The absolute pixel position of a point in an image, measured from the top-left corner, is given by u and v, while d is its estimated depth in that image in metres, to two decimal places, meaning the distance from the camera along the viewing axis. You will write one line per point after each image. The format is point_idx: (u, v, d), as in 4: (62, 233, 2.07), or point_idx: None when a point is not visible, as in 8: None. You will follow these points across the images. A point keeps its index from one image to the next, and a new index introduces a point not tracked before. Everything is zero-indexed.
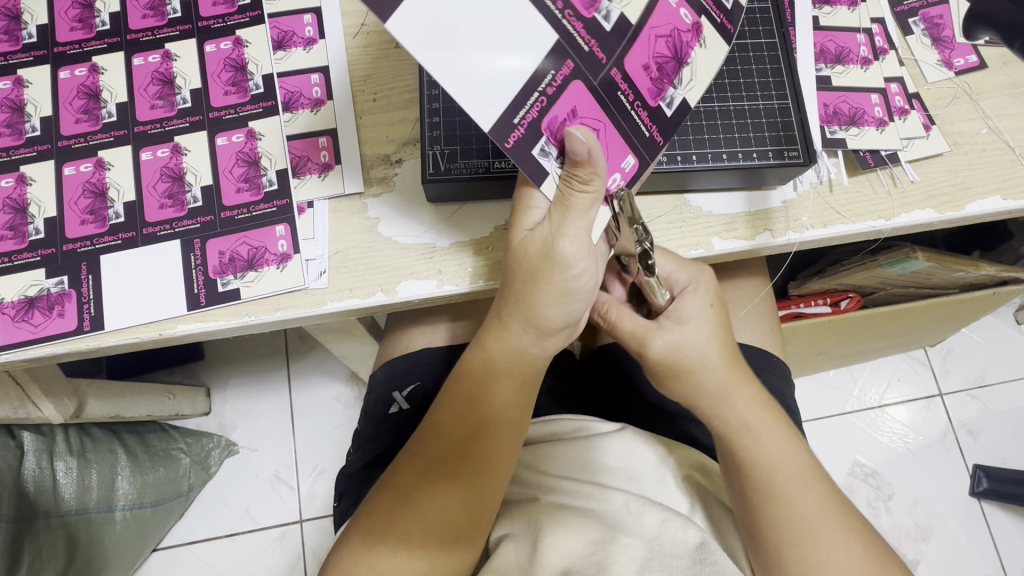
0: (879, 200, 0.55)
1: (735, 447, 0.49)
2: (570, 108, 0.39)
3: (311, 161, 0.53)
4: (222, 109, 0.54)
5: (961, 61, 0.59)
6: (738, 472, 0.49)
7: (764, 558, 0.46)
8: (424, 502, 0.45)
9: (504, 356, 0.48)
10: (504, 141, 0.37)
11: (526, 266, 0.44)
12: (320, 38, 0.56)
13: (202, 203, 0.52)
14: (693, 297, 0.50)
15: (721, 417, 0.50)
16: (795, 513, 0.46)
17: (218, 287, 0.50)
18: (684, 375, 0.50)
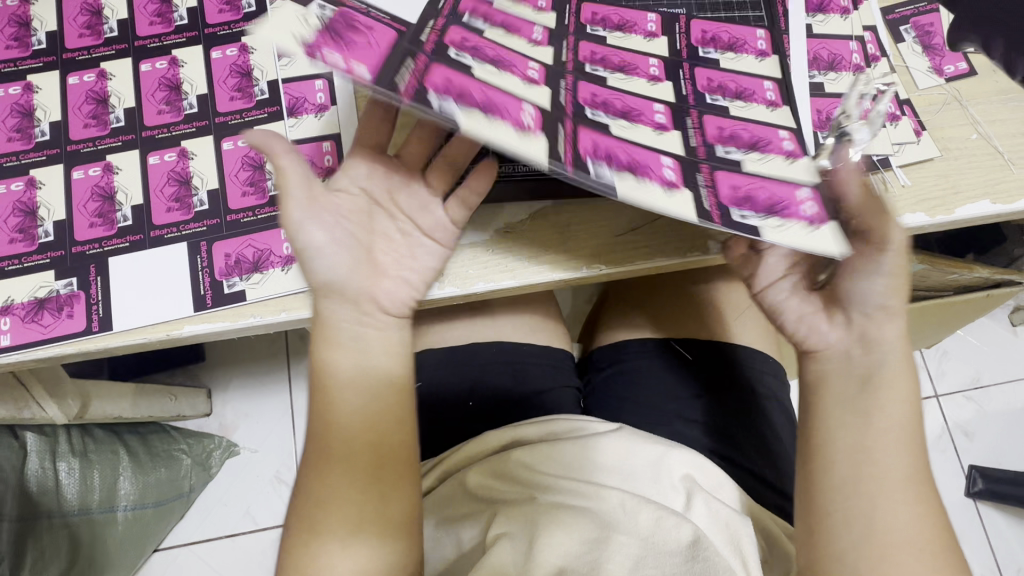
0: None
1: (870, 394, 0.45)
2: (373, 29, 0.40)
3: (315, 165, 0.54)
4: (228, 115, 0.55)
5: (951, 69, 0.61)
6: (852, 416, 0.45)
7: (836, 489, 0.44)
8: (336, 496, 0.47)
9: (336, 361, 0.48)
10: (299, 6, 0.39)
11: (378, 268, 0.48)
12: None
13: (208, 206, 0.53)
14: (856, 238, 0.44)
15: (866, 344, 0.46)
16: (884, 469, 0.44)
17: (224, 289, 0.51)
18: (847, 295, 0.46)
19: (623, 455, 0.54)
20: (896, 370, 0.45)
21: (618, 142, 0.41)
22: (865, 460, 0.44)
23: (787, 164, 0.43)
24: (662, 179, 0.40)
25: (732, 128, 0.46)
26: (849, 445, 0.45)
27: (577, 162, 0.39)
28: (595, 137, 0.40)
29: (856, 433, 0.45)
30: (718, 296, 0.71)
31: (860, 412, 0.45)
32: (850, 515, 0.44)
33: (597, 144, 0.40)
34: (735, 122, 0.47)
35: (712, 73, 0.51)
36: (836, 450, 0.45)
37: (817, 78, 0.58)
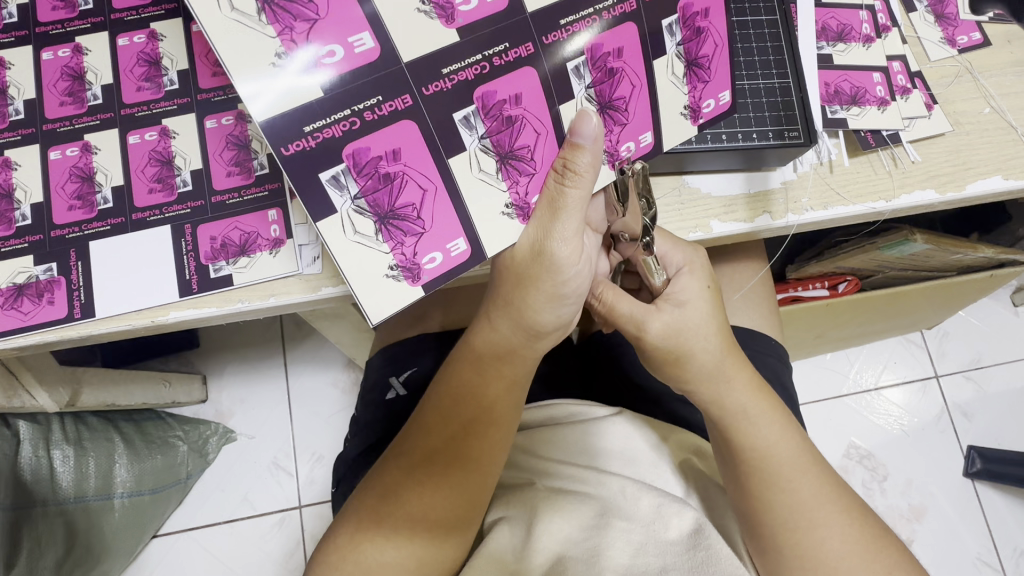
0: (879, 181, 0.54)
1: (732, 438, 0.49)
2: (513, 93, 0.42)
3: None
4: (210, 91, 0.53)
5: (964, 39, 0.58)
6: (732, 458, 0.49)
7: (755, 530, 0.47)
8: (412, 500, 0.46)
9: (492, 350, 0.49)
10: (423, 85, 0.39)
11: (516, 270, 0.46)
12: None
13: (192, 187, 0.51)
14: (689, 278, 0.51)
15: (716, 401, 0.50)
16: (789, 497, 0.46)
17: (211, 274, 0.50)
18: (684, 359, 0.50)
19: (623, 439, 0.53)
20: (756, 411, 0.49)
21: (511, 77, 0.41)
22: (779, 489, 0.47)
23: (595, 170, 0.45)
24: (523, 168, 0.43)
25: (633, 94, 0.45)
26: (737, 484, 0.48)
27: (454, 74, 0.40)
28: (494, 67, 0.40)
29: (754, 471, 0.47)
30: (720, 275, 0.68)
31: (734, 449, 0.49)
32: (777, 540, 0.46)
33: (500, 92, 0.41)
34: (548, 122, 0.43)
35: (625, 39, 0.43)
36: (734, 488, 0.49)
37: (824, 50, 0.56)
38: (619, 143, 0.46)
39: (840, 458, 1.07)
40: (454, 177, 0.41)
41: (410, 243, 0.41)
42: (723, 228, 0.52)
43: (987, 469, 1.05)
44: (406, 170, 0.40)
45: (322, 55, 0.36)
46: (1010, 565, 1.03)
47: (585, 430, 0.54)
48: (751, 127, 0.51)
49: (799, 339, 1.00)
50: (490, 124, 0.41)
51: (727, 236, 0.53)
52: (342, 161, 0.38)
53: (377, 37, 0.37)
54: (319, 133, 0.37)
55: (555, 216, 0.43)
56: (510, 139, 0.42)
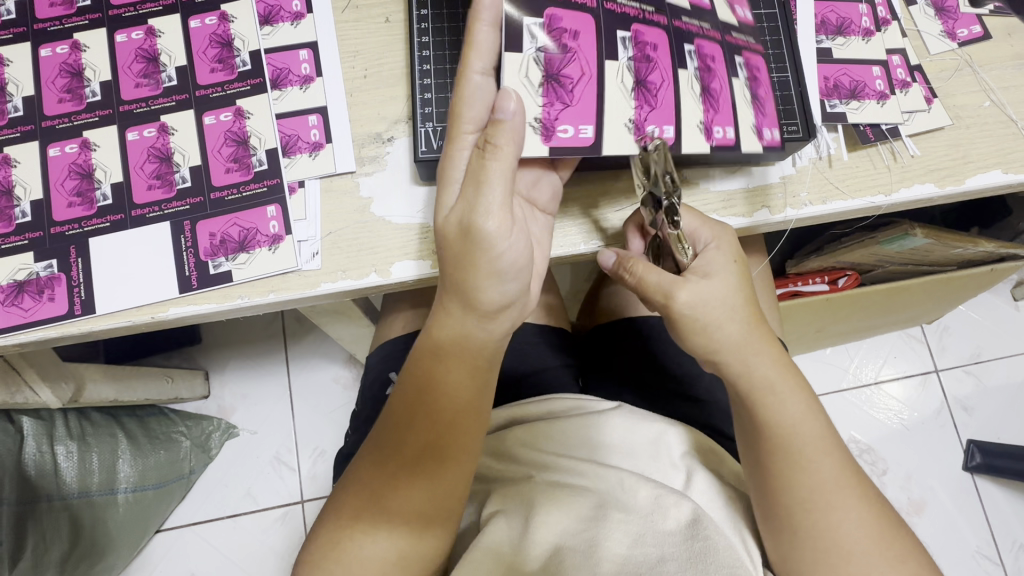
0: (878, 175, 0.54)
1: (759, 412, 0.49)
2: (654, 43, 0.48)
3: (301, 140, 0.52)
4: (209, 87, 0.53)
5: (965, 32, 0.58)
6: (757, 435, 0.49)
7: (771, 513, 0.47)
8: (381, 495, 0.47)
9: (447, 337, 0.46)
10: (606, 2, 0.47)
11: (456, 253, 0.43)
12: (308, 12, 0.55)
13: (191, 183, 0.51)
14: (716, 253, 0.49)
15: (747, 376, 0.49)
16: (808, 478, 0.47)
17: (210, 270, 0.50)
18: (699, 332, 0.49)
19: (624, 434, 0.54)
20: (784, 387, 0.49)
21: (654, 31, 0.48)
22: (800, 470, 0.47)
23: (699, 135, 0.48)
24: (643, 105, 0.47)
25: (665, 85, 0.48)
26: (760, 460, 0.49)
27: (622, 6, 0.48)
28: (648, 19, 0.48)
29: (780, 447, 0.48)
30: None
31: (762, 425, 0.49)
32: (793, 521, 0.46)
33: (564, 19, 0.45)
34: (671, 76, 0.48)
35: (716, 51, 0.50)
36: (756, 466, 0.49)
37: (823, 43, 0.56)
38: (645, 121, 0.47)
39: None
40: (606, 74, 0.46)
41: (557, 107, 0.45)
42: (722, 223, 0.53)
43: (987, 463, 1.05)
44: (580, 49, 0.46)
45: None
46: (1010, 559, 1.03)
47: (585, 424, 0.54)
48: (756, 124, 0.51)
49: (799, 333, 1.00)
50: (548, 43, 0.45)
51: None
52: (540, 15, 0.45)
53: None
54: None
55: (476, 192, 0.41)
56: (644, 72, 0.47)
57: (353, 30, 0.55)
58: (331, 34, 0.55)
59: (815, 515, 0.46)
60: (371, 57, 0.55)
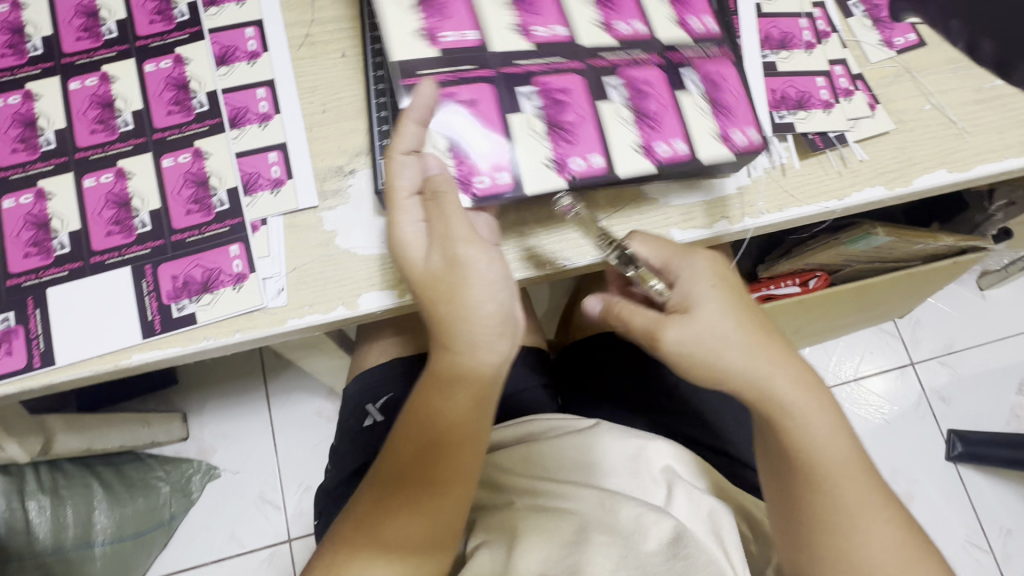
0: (830, 182, 0.56)
1: (781, 436, 0.46)
2: (649, 78, 0.52)
3: (262, 178, 0.52)
4: (166, 130, 0.53)
5: (901, 40, 0.60)
6: (784, 458, 0.47)
7: (797, 535, 0.47)
8: (383, 530, 0.45)
9: (455, 372, 0.45)
10: (593, 57, 0.51)
11: (437, 285, 0.44)
12: (264, 51, 0.56)
13: (151, 227, 0.51)
14: (691, 280, 0.47)
15: (761, 398, 0.46)
16: (835, 499, 0.45)
17: (174, 313, 0.49)
18: (706, 361, 0.45)
19: (602, 452, 0.55)
20: (803, 409, 0.46)
21: (648, 67, 0.52)
22: (819, 490, 0.45)
23: (710, 142, 0.51)
24: (648, 137, 0.51)
25: (664, 110, 0.51)
26: (784, 485, 0.47)
27: (607, 58, 0.51)
28: (641, 62, 0.52)
29: (796, 467, 0.46)
30: None
31: (785, 450, 0.46)
32: (818, 538, 0.45)
33: (554, 85, 0.50)
34: (670, 99, 0.51)
35: (721, 64, 0.53)
36: (782, 487, 0.47)
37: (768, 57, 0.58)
38: (652, 142, 0.50)
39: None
40: (604, 113, 0.50)
41: (565, 146, 0.49)
42: (684, 236, 0.54)
43: (969, 452, 1.07)
44: (577, 101, 0.50)
45: (536, 30, 0.51)
46: (999, 546, 1.04)
47: (563, 445, 0.55)
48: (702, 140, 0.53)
49: (774, 335, 1.02)
50: (546, 101, 0.49)
51: (688, 243, 0.54)
52: (533, 84, 0.49)
53: (568, 28, 0.51)
54: (524, 65, 0.50)
55: (445, 224, 0.44)
56: (642, 103, 0.51)
57: (309, 65, 0.56)
58: (288, 71, 0.55)
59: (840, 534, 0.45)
60: (329, 92, 0.55)
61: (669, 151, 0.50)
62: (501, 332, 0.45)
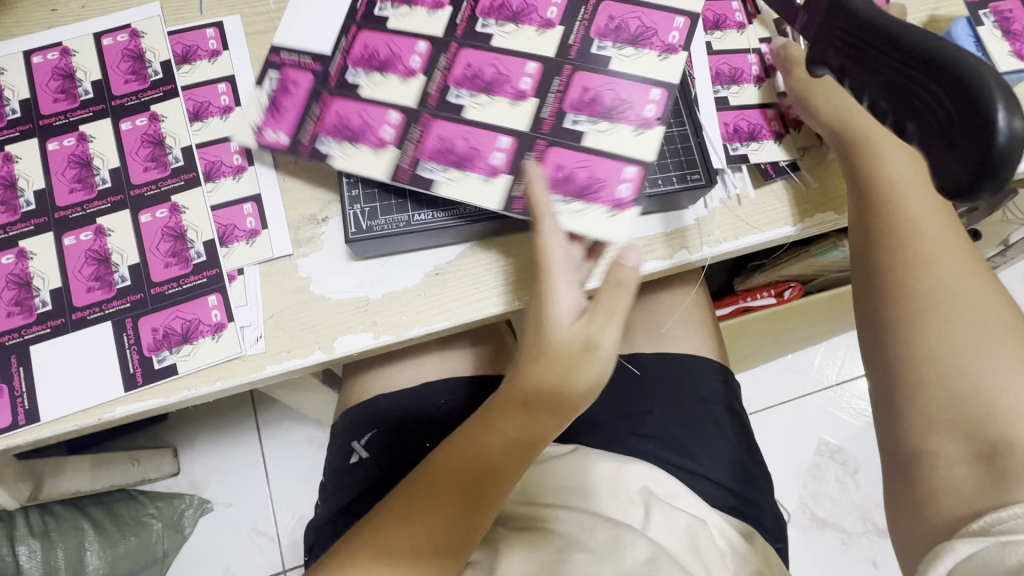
0: (784, 209, 0.58)
1: (910, 265, 0.50)
2: (579, 87, 0.53)
3: (237, 229, 0.54)
4: (143, 186, 0.55)
5: None
6: (901, 259, 0.50)
7: (905, 350, 0.48)
8: (417, 526, 0.47)
9: (537, 389, 0.48)
10: (540, 128, 0.52)
11: (562, 358, 0.47)
12: (236, 105, 0.58)
13: (130, 282, 0.52)
14: (898, 161, 0.53)
15: (915, 229, 0.51)
16: (947, 335, 0.47)
17: (154, 365, 0.50)
18: (898, 203, 0.52)
19: (582, 475, 0.57)
20: (953, 262, 0.49)
21: (574, 82, 0.53)
22: (917, 367, 0.47)
23: (658, 61, 0.53)
24: (638, 120, 0.52)
25: (606, 86, 0.53)
26: (903, 314, 0.49)
27: (548, 112, 0.53)
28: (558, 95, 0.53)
29: (915, 354, 0.48)
30: (660, 304, 0.71)
31: (910, 266, 0.50)
32: (932, 383, 0.46)
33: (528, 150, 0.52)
34: (608, 77, 0.53)
35: (585, 76, 0.53)
36: (884, 294, 0.51)
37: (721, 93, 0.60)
38: (666, 41, 0.54)
39: (812, 457, 1.14)
40: (609, 69, 0.53)
41: (632, 111, 0.52)
42: (646, 267, 0.56)
43: None
44: (575, 84, 0.53)
45: (498, 162, 0.52)
46: None
47: (546, 470, 0.59)
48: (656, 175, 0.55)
49: (753, 344, 1.04)
50: (586, 111, 0.53)
51: (652, 273, 0.57)
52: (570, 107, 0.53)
53: (512, 137, 0.52)
54: (539, 133, 0.52)
55: (607, 321, 0.47)
56: (598, 100, 0.53)
57: None
58: None
59: (971, 409, 0.44)
60: None
61: (680, 36, 0.54)
62: (562, 397, 0.48)
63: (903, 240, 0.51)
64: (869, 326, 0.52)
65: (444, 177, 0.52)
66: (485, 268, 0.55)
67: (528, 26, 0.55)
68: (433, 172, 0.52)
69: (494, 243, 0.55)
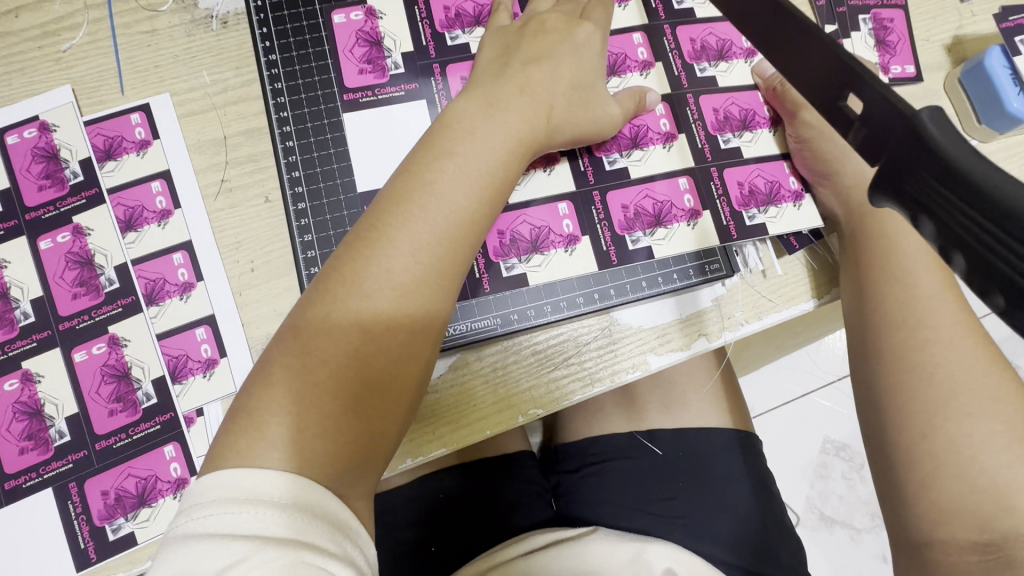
0: (809, 279, 0.52)
1: (910, 327, 0.44)
2: (728, 108, 0.54)
3: (191, 360, 0.47)
4: (74, 317, 0.47)
5: (898, 68, 0.57)
6: (886, 318, 0.45)
7: (903, 427, 0.43)
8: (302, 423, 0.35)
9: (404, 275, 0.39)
10: (681, 186, 0.52)
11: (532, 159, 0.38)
12: (175, 207, 0.49)
13: (70, 437, 0.45)
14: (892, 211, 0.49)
15: (899, 292, 0.46)
16: (959, 416, 0.41)
17: (109, 536, 0.44)
18: (884, 246, 0.47)
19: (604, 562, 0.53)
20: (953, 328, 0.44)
21: (702, 107, 0.54)
22: (931, 434, 0.42)
23: (738, 74, 0.55)
24: (685, 212, 0.51)
25: (741, 101, 0.54)
26: (885, 379, 0.45)
27: (675, 177, 0.52)
28: (659, 176, 0.52)
29: (919, 407, 0.43)
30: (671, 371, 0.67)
31: (909, 332, 0.44)
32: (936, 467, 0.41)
33: (687, 208, 0.52)
34: (725, 94, 0.54)
35: (711, 103, 0.54)
36: (879, 359, 0.45)
37: (733, 142, 0.53)
38: (742, 52, 0.55)
39: (817, 455, 1.06)
40: (714, 92, 0.54)
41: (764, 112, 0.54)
42: (660, 361, 0.50)
43: None
44: (739, 104, 0.54)
45: (688, 202, 0.52)
46: None
47: (565, 554, 0.54)
48: (669, 267, 0.51)
49: (759, 357, 1.00)
50: (734, 191, 0.52)
51: (666, 366, 0.50)
52: (690, 188, 0.52)
53: (691, 183, 0.52)
54: (662, 220, 0.51)
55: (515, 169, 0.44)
56: (720, 125, 0.54)
57: (230, 216, 0.50)
58: (205, 228, 0.49)
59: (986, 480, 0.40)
60: (255, 246, 0.49)
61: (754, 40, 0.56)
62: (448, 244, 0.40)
63: (899, 286, 0.46)
64: (867, 384, 0.46)
65: (656, 239, 0.51)
66: (482, 381, 0.49)
67: (535, 169, 0.51)
68: (643, 236, 0.51)
69: (490, 350, 0.49)
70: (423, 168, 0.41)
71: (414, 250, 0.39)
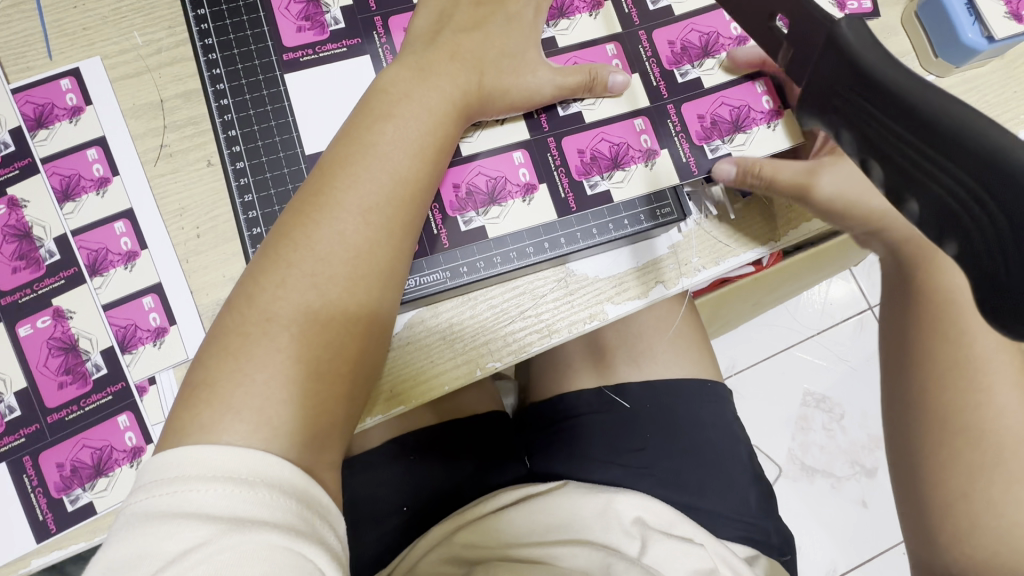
0: (766, 222, 0.52)
1: None
2: (685, 39, 0.52)
3: (140, 329, 0.46)
4: (16, 291, 0.46)
5: (854, 3, 0.55)
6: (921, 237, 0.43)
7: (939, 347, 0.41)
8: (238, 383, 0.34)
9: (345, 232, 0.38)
10: (637, 126, 0.51)
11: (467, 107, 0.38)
12: (113, 174, 0.48)
13: (20, 411, 0.44)
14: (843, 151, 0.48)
15: None
16: None
17: (68, 507, 0.44)
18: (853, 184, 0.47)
19: (571, 512, 0.54)
20: None
21: (657, 41, 0.52)
22: None
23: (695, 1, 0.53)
24: (642, 152, 0.50)
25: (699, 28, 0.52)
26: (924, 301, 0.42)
27: (631, 118, 0.51)
28: (614, 117, 0.51)
29: None
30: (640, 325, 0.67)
31: None
32: None
33: (646, 147, 0.51)
34: (681, 24, 0.53)
35: (667, 35, 0.52)
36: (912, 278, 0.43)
37: (692, 74, 0.52)
38: None
39: (797, 408, 1.08)
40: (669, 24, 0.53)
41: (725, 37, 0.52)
42: (618, 310, 0.50)
43: None
44: (698, 32, 0.52)
45: (646, 143, 0.51)
46: None
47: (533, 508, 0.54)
48: (620, 215, 0.50)
49: (736, 313, 0.99)
50: (694, 125, 0.51)
51: (625, 314, 0.50)
52: (648, 127, 0.51)
53: (647, 121, 0.51)
54: (619, 162, 0.50)
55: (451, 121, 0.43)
56: (677, 57, 0.52)
57: (171, 181, 0.48)
58: (146, 195, 0.48)
59: None
60: (199, 211, 0.48)
61: None
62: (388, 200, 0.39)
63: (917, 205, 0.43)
64: None
65: (614, 183, 0.50)
66: (437, 338, 0.48)
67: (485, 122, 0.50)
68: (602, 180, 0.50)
69: (444, 307, 0.49)
70: (354, 124, 0.41)
71: (347, 206, 0.38)
